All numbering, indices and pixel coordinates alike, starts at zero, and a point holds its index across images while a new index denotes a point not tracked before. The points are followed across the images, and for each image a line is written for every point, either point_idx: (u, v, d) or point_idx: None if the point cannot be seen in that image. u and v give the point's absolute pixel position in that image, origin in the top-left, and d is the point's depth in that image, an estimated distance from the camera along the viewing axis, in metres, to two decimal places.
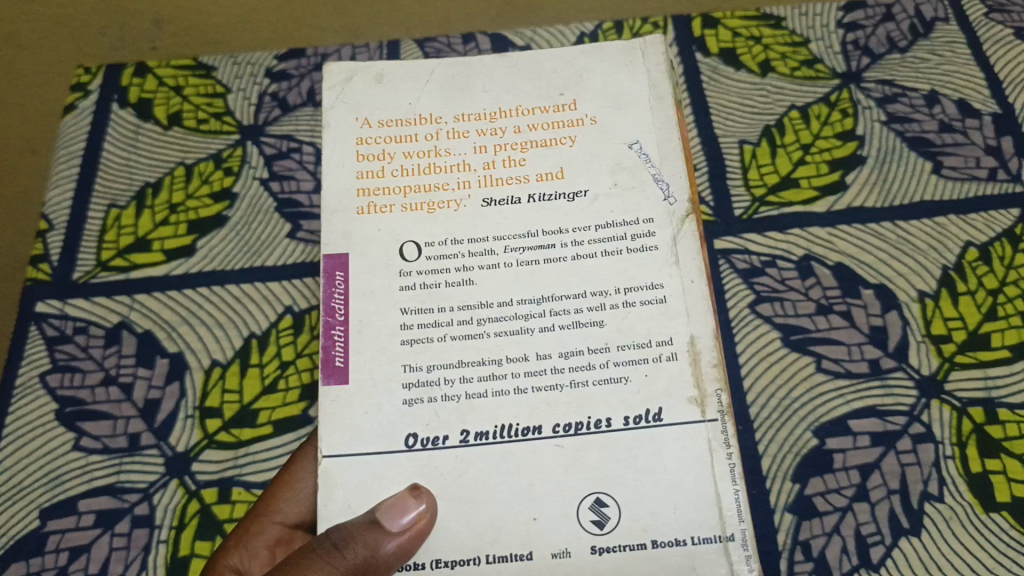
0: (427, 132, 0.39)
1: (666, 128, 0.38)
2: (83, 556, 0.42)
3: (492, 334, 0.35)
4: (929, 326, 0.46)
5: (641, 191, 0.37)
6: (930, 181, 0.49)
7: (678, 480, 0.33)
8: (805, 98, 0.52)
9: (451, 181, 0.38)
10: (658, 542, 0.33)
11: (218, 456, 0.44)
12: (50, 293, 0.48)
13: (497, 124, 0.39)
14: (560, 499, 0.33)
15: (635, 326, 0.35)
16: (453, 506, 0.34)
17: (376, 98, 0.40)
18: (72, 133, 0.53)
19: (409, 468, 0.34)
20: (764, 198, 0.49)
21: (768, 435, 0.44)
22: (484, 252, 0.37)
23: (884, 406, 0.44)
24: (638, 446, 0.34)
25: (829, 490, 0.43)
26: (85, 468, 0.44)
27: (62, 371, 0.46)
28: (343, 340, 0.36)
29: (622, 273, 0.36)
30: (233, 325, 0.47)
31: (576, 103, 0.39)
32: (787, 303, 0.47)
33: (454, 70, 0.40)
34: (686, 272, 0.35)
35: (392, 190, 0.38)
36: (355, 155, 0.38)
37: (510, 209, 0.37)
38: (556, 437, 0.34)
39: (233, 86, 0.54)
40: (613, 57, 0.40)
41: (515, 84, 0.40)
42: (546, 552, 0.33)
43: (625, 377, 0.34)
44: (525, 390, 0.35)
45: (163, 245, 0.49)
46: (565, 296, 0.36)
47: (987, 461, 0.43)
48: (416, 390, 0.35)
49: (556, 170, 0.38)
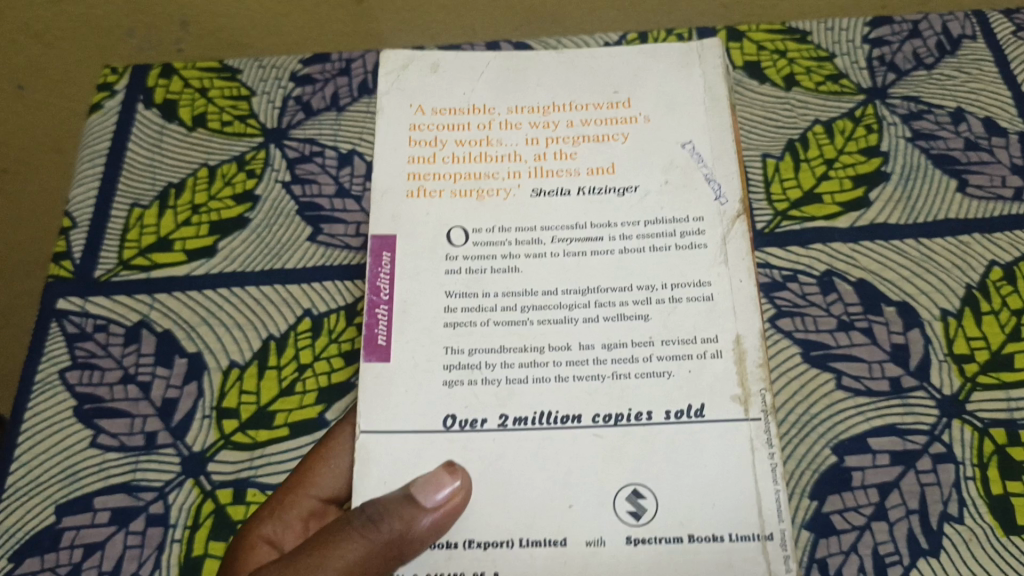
0: (480, 121, 0.46)
1: (718, 129, 0.45)
2: (96, 553, 0.41)
3: (534, 321, 0.41)
4: (951, 345, 0.45)
5: (694, 190, 0.44)
6: (954, 199, 0.49)
7: (716, 477, 0.38)
8: (830, 113, 0.52)
9: (502, 171, 0.45)
10: (693, 538, 0.37)
11: (234, 456, 0.43)
12: (71, 289, 0.48)
13: (549, 118, 0.46)
14: (598, 492, 0.38)
15: (680, 324, 0.41)
16: (489, 488, 0.39)
17: (430, 88, 0.47)
18: (98, 132, 0.53)
19: (443, 448, 0.39)
20: (787, 212, 0.49)
21: (787, 451, 0.43)
22: (529, 241, 0.43)
23: (904, 425, 0.43)
24: (677, 441, 0.39)
25: (847, 508, 0.42)
26: (101, 466, 0.43)
27: (81, 368, 0.46)
28: (386, 317, 0.42)
29: (672, 270, 0.42)
30: (253, 327, 0.46)
31: (630, 101, 0.47)
32: (808, 319, 0.46)
33: (511, 62, 0.48)
34: (735, 271, 0.41)
35: (442, 176, 0.45)
36: (407, 142, 0.46)
37: (561, 200, 0.44)
38: (592, 427, 0.39)
39: (257, 89, 0.54)
40: (671, 57, 0.48)
41: (570, 81, 0.48)
42: (582, 539, 0.37)
43: (668, 372, 0.40)
44: (566, 377, 0.40)
45: (184, 245, 0.49)
46: (612, 289, 0.42)
47: (1008, 483, 0.42)
48: (456, 372, 0.41)
49: (607, 166, 0.45)
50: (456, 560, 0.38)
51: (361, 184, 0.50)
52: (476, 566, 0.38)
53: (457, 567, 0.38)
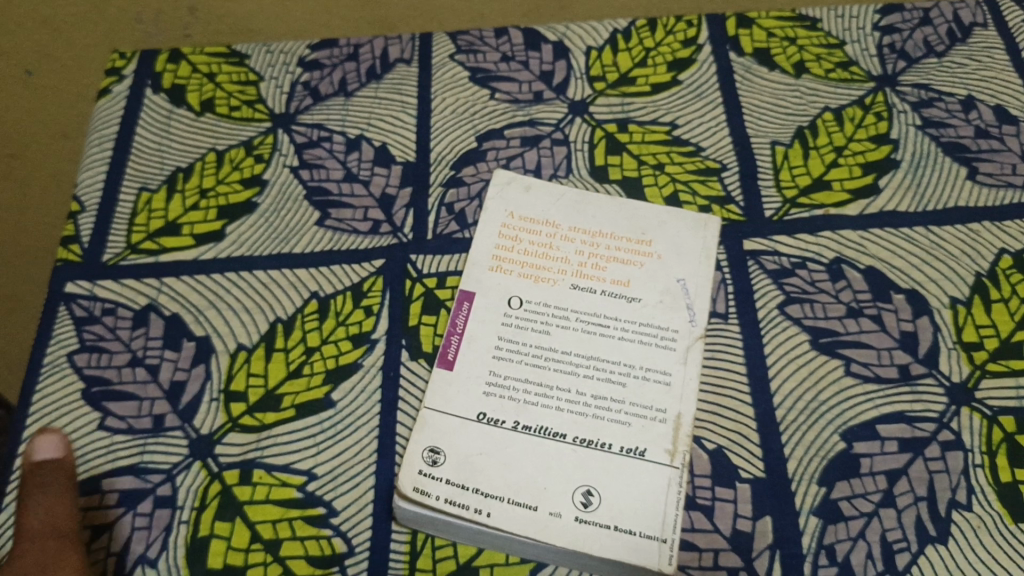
0: (549, 233, 0.48)
1: (703, 279, 0.46)
2: (105, 534, 0.40)
3: (553, 368, 0.43)
4: (960, 333, 0.45)
5: (675, 311, 0.45)
6: (965, 187, 0.50)
7: (646, 492, 0.39)
8: (839, 100, 0.53)
9: (556, 269, 0.46)
10: (619, 527, 0.38)
11: (241, 439, 0.42)
12: (79, 274, 0.48)
13: (596, 240, 0.47)
14: (563, 479, 0.40)
15: (644, 393, 0.42)
16: (460, 471, 0.40)
17: (525, 203, 0.49)
18: (107, 117, 0.54)
19: (475, 437, 0.41)
20: (796, 199, 0.49)
21: (794, 437, 0.42)
22: (560, 315, 0.45)
23: (913, 412, 0.43)
24: (622, 469, 0.40)
25: (855, 494, 0.40)
26: (110, 447, 0.42)
27: (89, 351, 0.45)
28: (457, 345, 0.44)
29: (645, 356, 0.43)
30: (260, 310, 0.46)
31: (652, 242, 0.47)
32: (817, 305, 0.46)
33: (582, 198, 0.49)
34: (689, 373, 0.43)
35: (516, 262, 0.46)
36: (496, 234, 0.48)
37: (585, 294, 0.45)
38: (573, 444, 0.41)
39: (265, 74, 0.56)
40: (687, 221, 0.48)
41: (613, 219, 0.48)
42: (546, 509, 0.39)
43: (629, 421, 0.41)
44: (563, 409, 0.42)
45: (192, 229, 0.49)
46: (610, 361, 0.43)
47: (1017, 471, 0.41)
48: (496, 388, 0.42)
49: (624, 279, 0.46)
50: (465, 494, 0.39)
51: (369, 169, 0.51)
52: (479, 505, 0.39)
53: (464, 501, 0.39)
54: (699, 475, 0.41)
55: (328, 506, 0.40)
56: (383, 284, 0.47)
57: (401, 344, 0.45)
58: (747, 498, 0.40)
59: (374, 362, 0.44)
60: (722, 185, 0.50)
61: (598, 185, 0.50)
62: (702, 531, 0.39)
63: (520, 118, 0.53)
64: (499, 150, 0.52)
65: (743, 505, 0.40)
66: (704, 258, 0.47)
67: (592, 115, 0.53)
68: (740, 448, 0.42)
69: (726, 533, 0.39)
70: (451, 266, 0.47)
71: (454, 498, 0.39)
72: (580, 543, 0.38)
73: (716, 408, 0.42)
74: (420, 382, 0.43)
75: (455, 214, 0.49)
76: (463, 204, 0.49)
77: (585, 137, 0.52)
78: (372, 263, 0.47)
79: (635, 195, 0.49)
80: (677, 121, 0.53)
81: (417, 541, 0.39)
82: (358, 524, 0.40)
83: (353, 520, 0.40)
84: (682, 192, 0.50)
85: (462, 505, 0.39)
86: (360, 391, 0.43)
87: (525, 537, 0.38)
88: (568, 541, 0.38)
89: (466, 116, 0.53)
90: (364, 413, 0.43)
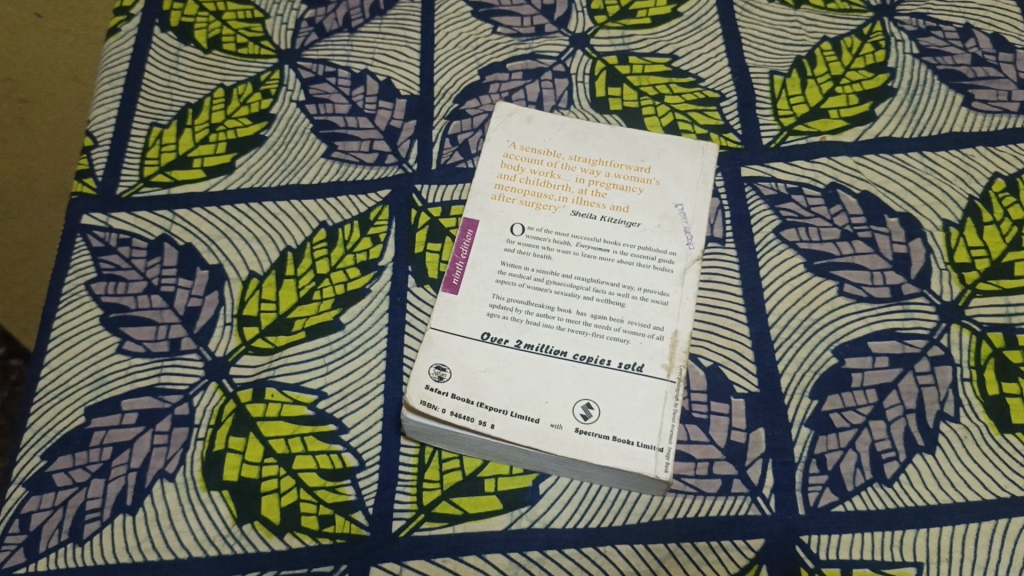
0: (549, 162, 0.48)
1: (701, 202, 0.47)
2: (125, 451, 0.42)
3: (554, 290, 0.44)
4: (952, 254, 0.46)
5: (673, 234, 0.46)
6: (960, 113, 0.51)
7: (643, 406, 0.41)
8: (838, 30, 0.54)
9: (556, 197, 0.47)
10: (618, 438, 0.40)
11: (255, 360, 0.44)
12: (95, 206, 0.49)
13: (596, 168, 0.48)
14: (565, 394, 0.41)
15: (642, 312, 0.43)
16: (464, 386, 0.41)
17: (527, 133, 0.50)
18: (116, 54, 0.55)
19: (479, 354, 0.42)
20: (793, 127, 0.50)
21: (788, 354, 0.44)
22: (561, 240, 0.46)
23: (904, 329, 0.44)
24: (620, 383, 0.41)
25: (846, 407, 0.42)
26: (128, 370, 0.44)
27: (107, 280, 0.47)
28: (461, 269, 0.45)
29: (644, 277, 0.44)
30: (270, 240, 0.48)
31: (651, 169, 0.48)
32: (812, 229, 0.47)
33: (582, 127, 0.50)
34: (686, 292, 0.44)
35: (517, 190, 0.47)
36: (498, 164, 0.48)
37: (585, 221, 0.46)
38: (573, 361, 0.42)
39: (271, 12, 0.56)
40: (686, 146, 0.49)
41: (613, 147, 0.49)
42: (548, 421, 0.40)
43: (627, 339, 0.42)
44: (563, 328, 0.43)
45: (203, 162, 0.51)
46: (609, 283, 0.44)
47: (1004, 384, 0.42)
48: (499, 309, 0.43)
49: (623, 206, 0.47)
50: (469, 408, 0.40)
51: (374, 103, 0.52)
52: (483, 417, 0.40)
53: (469, 414, 0.40)
54: (695, 391, 0.42)
55: (338, 424, 0.42)
56: (389, 214, 0.48)
57: (407, 270, 0.46)
58: (741, 411, 0.42)
59: (381, 288, 0.46)
60: (720, 114, 0.51)
61: (598, 116, 0.51)
62: (697, 442, 0.41)
63: (522, 51, 0.54)
64: (501, 82, 0.53)
65: (737, 419, 0.42)
66: (702, 183, 0.48)
67: (592, 48, 0.54)
68: (735, 364, 0.43)
69: (720, 444, 0.41)
70: (455, 195, 0.48)
71: (459, 411, 0.40)
72: (579, 453, 0.39)
73: (711, 327, 0.44)
74: (425, 307, 0.45)
75: (459, 144, 0.50)
76: (466, 134, 0.51)
77: (586, 70, 0.53)
78: (377, 193, 0.49)
79: (634, 125, 0.50)
80: (676, 53, 0.54)
81: (425, 454, 0.41)
82: (367, 440, 0.42)
83: (363, 437, 0.42)
84: (681, 121, 0.50)
85: (466, 418, 0.40)
86: (367, 315, 0.45)
87: (527, 447, 0.39)
88: (567, 451, 0.39)
89: (468, 50, 0.54)
90: (372, 335, 0.44)
